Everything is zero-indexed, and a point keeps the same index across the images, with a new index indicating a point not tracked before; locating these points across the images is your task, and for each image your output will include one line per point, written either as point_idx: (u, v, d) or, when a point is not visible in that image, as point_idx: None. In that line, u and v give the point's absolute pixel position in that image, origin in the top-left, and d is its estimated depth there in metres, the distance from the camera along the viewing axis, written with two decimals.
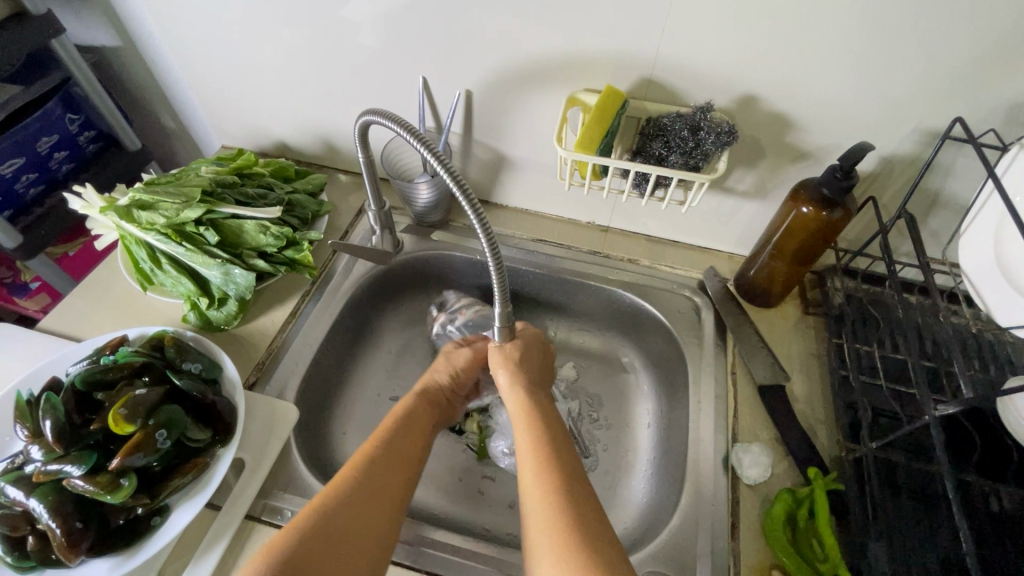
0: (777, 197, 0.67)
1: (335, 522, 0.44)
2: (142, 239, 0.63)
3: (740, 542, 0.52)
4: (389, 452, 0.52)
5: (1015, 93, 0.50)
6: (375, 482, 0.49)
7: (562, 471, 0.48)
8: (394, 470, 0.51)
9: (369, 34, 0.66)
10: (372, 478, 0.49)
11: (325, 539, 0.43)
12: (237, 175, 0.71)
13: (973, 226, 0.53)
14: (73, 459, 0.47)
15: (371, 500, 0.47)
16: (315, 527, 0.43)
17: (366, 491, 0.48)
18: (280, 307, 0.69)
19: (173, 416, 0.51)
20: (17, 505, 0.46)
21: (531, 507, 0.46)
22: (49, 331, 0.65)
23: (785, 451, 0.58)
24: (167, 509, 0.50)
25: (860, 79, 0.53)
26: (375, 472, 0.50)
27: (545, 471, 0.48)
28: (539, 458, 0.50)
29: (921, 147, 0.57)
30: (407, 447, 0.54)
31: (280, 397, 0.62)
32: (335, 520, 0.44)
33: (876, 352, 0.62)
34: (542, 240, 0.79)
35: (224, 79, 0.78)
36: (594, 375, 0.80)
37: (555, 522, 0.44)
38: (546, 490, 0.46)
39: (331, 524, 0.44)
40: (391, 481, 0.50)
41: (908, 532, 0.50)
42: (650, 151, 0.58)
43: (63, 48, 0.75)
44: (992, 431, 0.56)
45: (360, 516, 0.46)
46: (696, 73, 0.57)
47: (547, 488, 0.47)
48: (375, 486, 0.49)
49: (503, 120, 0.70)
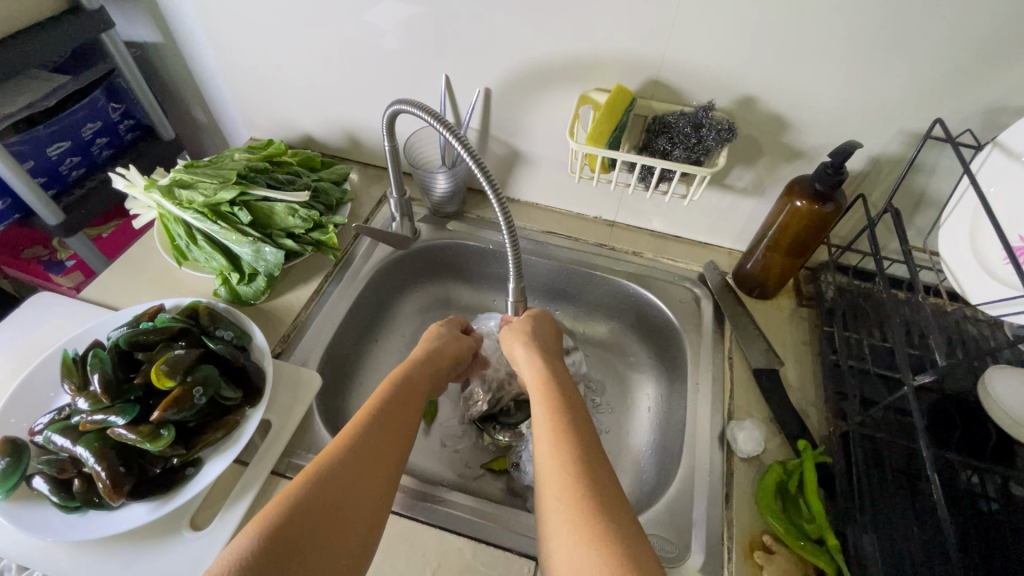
0: (773, 194, 0.71)
1: (327, 486, 0.44)
2: (180, 217, 0.68)
3: (733, 509, 0.56)
4: (386, 418, 0.53)
5: (990, 97, 0.55)
6: (367, 448, 0.49)
7: (582, 445, 0.49)
8: (388, 436, 0.52)
9: (396, 35, 0.71)
10: (364, 445, 0.49)
11: (320, 504, 0.43)
12: (268, 162, 0.76)
13: (952, 218, 0.57)
14: (117, 410, 0.51)
15: (364, 461, 0.48)
16: (309, 493, 0.43)
17: (360, 456, 0.48)
18: (305, 285, 0.74)
19: (209, 375, 0.55)
20: (64, 451, 0.50)
21: (546, 479, 0.46)
22: (91, 300, 0.70)
23: (777, 428, 0.62)
24: (200, 462, 0.53)
25: (849, 84, 0.58)
26: (365, 436, 0.50)
27: (557, 446, 0.49)
28: (559, 433, 0.50)
29: (906, 148, 0.61)
30: (394, 411, 0.54)
31: (303, 366, 0.66)
32: (326, 483, 0.44)
33: (865, 340, 0.66)
34: (553, 233, 0.84)
35: (256, 73, 0.82)
36: (597, 362, 0.85)
37: (569, 495, 0.44)
38: (561, 462, 0.47)
39: (322, 488, 0.44)
40: (387, 447, 0.51)
41: (891, 503, 0.53)
42: (655, 146, 0.63)
43: (112, 41, 0.81)
44: (973, 414, 0.60)
45: (354, 483, 0.46)
46: (700, 76, 0.62)
47: (562, 462, 0.47)
48: (369, 452, 0.49)
49: (518, 118, 0.75)
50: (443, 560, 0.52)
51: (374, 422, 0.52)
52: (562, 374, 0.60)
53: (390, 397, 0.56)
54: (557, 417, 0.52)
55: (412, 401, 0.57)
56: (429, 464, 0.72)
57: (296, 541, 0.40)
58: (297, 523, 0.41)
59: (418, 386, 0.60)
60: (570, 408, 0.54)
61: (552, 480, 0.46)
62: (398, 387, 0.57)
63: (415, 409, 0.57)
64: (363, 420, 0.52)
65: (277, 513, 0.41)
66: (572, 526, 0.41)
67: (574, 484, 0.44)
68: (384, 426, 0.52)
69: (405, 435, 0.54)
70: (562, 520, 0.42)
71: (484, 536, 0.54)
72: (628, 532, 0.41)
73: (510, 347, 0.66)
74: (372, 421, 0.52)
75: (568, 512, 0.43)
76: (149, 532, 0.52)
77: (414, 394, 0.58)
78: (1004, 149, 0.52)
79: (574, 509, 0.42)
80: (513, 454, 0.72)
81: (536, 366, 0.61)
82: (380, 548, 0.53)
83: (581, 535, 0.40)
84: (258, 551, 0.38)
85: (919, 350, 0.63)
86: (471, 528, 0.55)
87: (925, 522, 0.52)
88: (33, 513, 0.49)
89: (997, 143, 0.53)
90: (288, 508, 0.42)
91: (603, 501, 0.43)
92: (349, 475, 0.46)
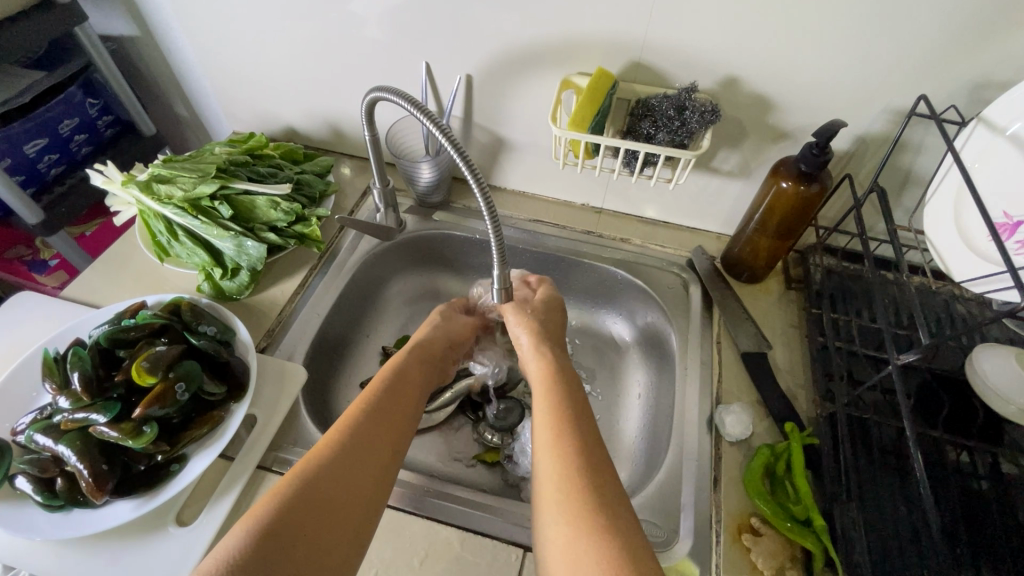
0: (759, 176, 0.71)
1: (322, 485, 0.43)
2: (159, 212, 0.68)
3: (721, 492, 0.56)
4: (386, 415, 0.52)
5: (975, 74, 0.54)
6: (362, 444, 0.48)
7: (578, 433, 0.48)
8: (384, 432, 0.51)
9: (376, 25, 0.70)
10: (359, 441, 0.48)
11: (315, 500, 0.42)
12: (249, 155, 0.76)
13: (936, 196, 0.57)
14: (98, 408, 0.50)
15: (357, 459, 0.47)
16: (300, 492, 0.42)
17: (356, 452, 0.47)
18: (290, 279, 0.73)
19: (191, 370, 0.54)
20: (46, 450, 0.50)
21: (544, 471, 0.45)
22: (71, 299, 0.70)
23: (765, 411, 0.62)
24: (185, 457, 0.53)
25: (832, 63, 0.57)
26: (364, 432, 0.49)
27: (559, 437, 0.48)
28: (562, 424, 0.49)
29: (891, 126, 0.61)
30: (391, 408, 0.53)
31: (289, 360, 0.65)
32: (320, 481, 0.44)
33: (853, 321, 0.65)
34: (539, 221, 0.83)
35: (235, 62, 0.81)
36: (589, 351, 0.84)
37: (567, 488, 0.43)
38: (560, 454, 0.46)
39: (315, 486, 0.43)
40: (384, 440, 0.50)
41: (879, 484, 0.53)
42: (639, 130, 0.62)
43: (86, 36, 0.80)
44: (961, 394, 0.59)
45: (346, 480, 0.45)
46: (683, 57, 0.61)
47: (557, 453, 0.46)
48: (365, 448, 0.48)
49: (501, 105, 0.74)
50: (431, 549, 0.52)
51: (373, 420, 0.51)
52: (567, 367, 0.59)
53: (386, 391, 0.55)
54: (551, 404, 0.52)
55: (410, 396, 0.56)
56: (420, 455, 0.72)
57: (286, 542, 0.39)
58: (290, 521, 0.40)
59: (413, 380, 0.58)
60: (577, 400, 0.53)
61: (550, 469, 0.45)
62: (394, 383, 0.56)
63: (411, 404, 0.56)
64: (356, 416, 0.50)
65: (269, 513, 0.40)
66: (567, 518, 0.41)
67: (570, 475, 0.44)
68: (383, 424, 0.51)
69: (402, 429, 0.53)
70: (556, 509, 0.42)
71: (472, 525, 0.54)
72: (630, 527, 0.40)
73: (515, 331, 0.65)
74: (368, 415, 0.51)
75: (563, 502, 0.42)
76: (135, 529, 0.52)
77: (411, 388, 0.57)
78: (988, 125, 0.51)
79: (565, 498, 0.42)
80: (506, 446, 0.71)
81: (541, 359, 0.60)
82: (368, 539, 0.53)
83: (579, 529, 0.40)
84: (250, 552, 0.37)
85: (907, 330, 0.63)
86: (462, 517, 0.55)
87: (912, 502, 0.52)
88: (16, 512, 0.49)
89: (980, 119, 0.52)
90: (280, 505, 0.41)
91: (596, 489, 0.43)
92: (345, 473, 0.45)
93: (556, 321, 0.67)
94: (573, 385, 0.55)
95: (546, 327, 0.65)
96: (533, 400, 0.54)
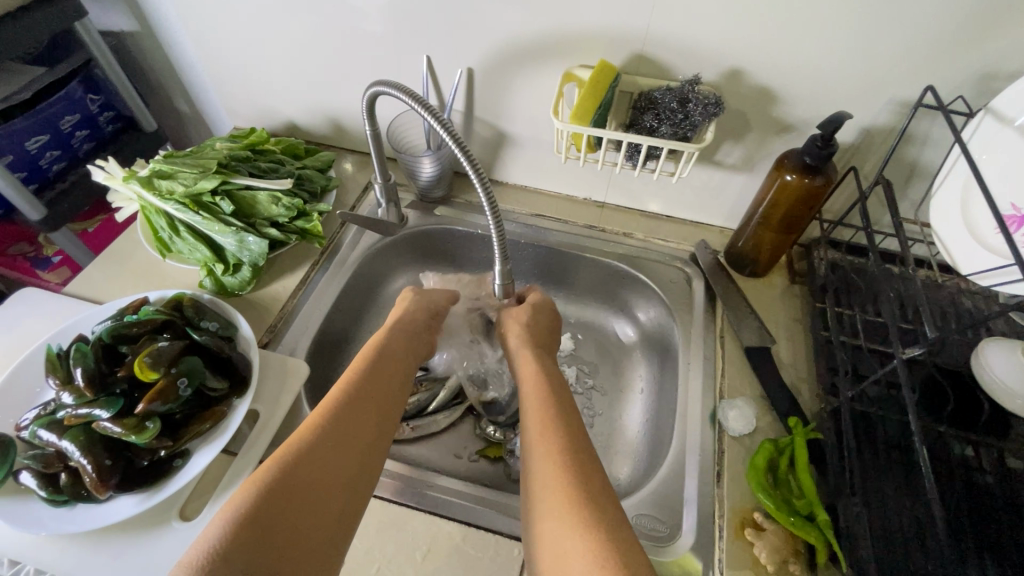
0: (763, 170, 0.70)
1: (304, 473, 0.42)
2: (161, 208, 0.68)
3: (724, 487, 0.56)
4: (370, 401, 0.51)
5: (983, 64, 0.53)
6: (344, 429, 0.47)
7: (565, 431, 0.48)
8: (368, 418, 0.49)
9: (376, 18, 0.69)
10: (341, 424, 0.47)
11: (296, 489, 0.41)
12: (251, 150, 0.75)
13: (943, 188, 0.56)
14: (102, 404, 0.50)
15: (338, 444, 0.46)
16: (283, 478, 0.41)
17: (337, 436, 0.46)
18: (292, 275, 0.73)
19: (193, 366, 0.54)
20: (50, 445, 0.50)
21: (534, 467, 0.45)
22: (73, 295, 0.70)
23: (768, 406, 0.61)
24: (188, 453, 0.53)
25: (838, 55, 0.57)
26: (347, 416, 0.48)
27: (546, 433, 0.48)
28: (550, 421, 0.49)
29: (898, 118, 0.60)
30: (374, 391, 0.52)
31: (291, 356, 0.65)
32: (302, 465, 0.43)
33: (858, 316, 0.65)
34: (541, 215, 0.83)
35: (236, 58, 0.80)
36: (591, 346, 0.84)
37: (556, 482, 0.43)
38: (549, 449, 0.46)
39: (298, 471, 0.42)
40: (366, 425, 0.49)
41: (883, 479, 0.53)
42: (642, 124, 0.61)
43: (87, 32, 0.80)
44: (966, 388, 0.59)
45: (329, 466, 0.44)
46: (686, 49, 0.61)
47: (547, 448, 0.46)
48: (347, 433, 0.47)
49: (503, 98, 0.73)
50: (433, 544, 0.52)
51: (358, 406, 0.49)
52: (551, 366, 0.59)
53: (370, 374, 0.53)
54: (539, 402, 0.52)
55: (394, 381, 0.55)
56: (424, 452, 0.72)
57: (268, 530, 0.38)
58: (270, 512, 0.39)
59: (397, 364, 0.57)
60: (563, 397, 0.53)
61: (539, 464, 0.45)
62: (377, 366, 0.55)
63: (395, 388, 0.55)
64: (339, 398, 0.49)
65: (249, 502, 0.39)
66: (556, 511, 0.41)
67: (560, 472, 0.43)
68: (367, 410, 0.50)
69: (385, 415, 0.51)
70: (546, 505, 0.42)
71: (473, 520, 0.54)
72: (619, 521, 0.40)
73: (507, 338, 0.65)
74: (350, 399, 0.50)
75: (553, 496, 0.42)
76: (139, 524, 0.52)
77: (397, 374, 0.56)
78: (996, 116, 0.51)
79: (553, 493, 0.42)
80: (508, 441, 0.71)
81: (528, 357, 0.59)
82: (370, 534, 0.53)
83: (569, 521, 0.40)
84: (230, 543, 0.37)
85: (912, 324, 0.62)
86: (464, 514, 0.55)
87: (917, 497, 0.52)
88: (20, 507, 0.49)
89: (989, 109, 0.51)
90: (266, 491, 0.40)
91: (582, 484, 0.43)
92: (326, 459, 0.44)
93: (541, 318, 0.66)
94: (560, 385, 0.55)
95: (536, 330, 0.64)
96: (523, 397, 0.54)
